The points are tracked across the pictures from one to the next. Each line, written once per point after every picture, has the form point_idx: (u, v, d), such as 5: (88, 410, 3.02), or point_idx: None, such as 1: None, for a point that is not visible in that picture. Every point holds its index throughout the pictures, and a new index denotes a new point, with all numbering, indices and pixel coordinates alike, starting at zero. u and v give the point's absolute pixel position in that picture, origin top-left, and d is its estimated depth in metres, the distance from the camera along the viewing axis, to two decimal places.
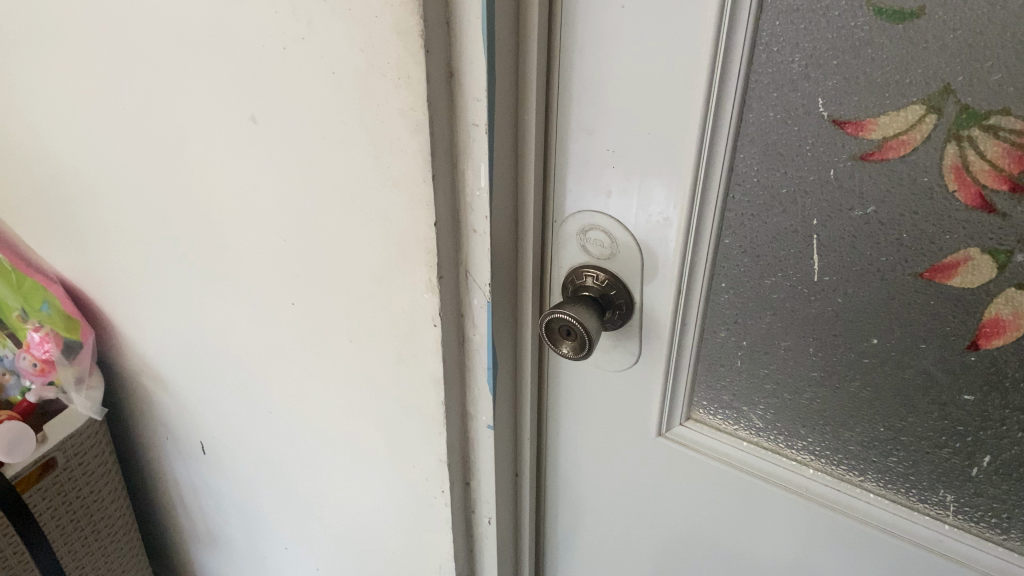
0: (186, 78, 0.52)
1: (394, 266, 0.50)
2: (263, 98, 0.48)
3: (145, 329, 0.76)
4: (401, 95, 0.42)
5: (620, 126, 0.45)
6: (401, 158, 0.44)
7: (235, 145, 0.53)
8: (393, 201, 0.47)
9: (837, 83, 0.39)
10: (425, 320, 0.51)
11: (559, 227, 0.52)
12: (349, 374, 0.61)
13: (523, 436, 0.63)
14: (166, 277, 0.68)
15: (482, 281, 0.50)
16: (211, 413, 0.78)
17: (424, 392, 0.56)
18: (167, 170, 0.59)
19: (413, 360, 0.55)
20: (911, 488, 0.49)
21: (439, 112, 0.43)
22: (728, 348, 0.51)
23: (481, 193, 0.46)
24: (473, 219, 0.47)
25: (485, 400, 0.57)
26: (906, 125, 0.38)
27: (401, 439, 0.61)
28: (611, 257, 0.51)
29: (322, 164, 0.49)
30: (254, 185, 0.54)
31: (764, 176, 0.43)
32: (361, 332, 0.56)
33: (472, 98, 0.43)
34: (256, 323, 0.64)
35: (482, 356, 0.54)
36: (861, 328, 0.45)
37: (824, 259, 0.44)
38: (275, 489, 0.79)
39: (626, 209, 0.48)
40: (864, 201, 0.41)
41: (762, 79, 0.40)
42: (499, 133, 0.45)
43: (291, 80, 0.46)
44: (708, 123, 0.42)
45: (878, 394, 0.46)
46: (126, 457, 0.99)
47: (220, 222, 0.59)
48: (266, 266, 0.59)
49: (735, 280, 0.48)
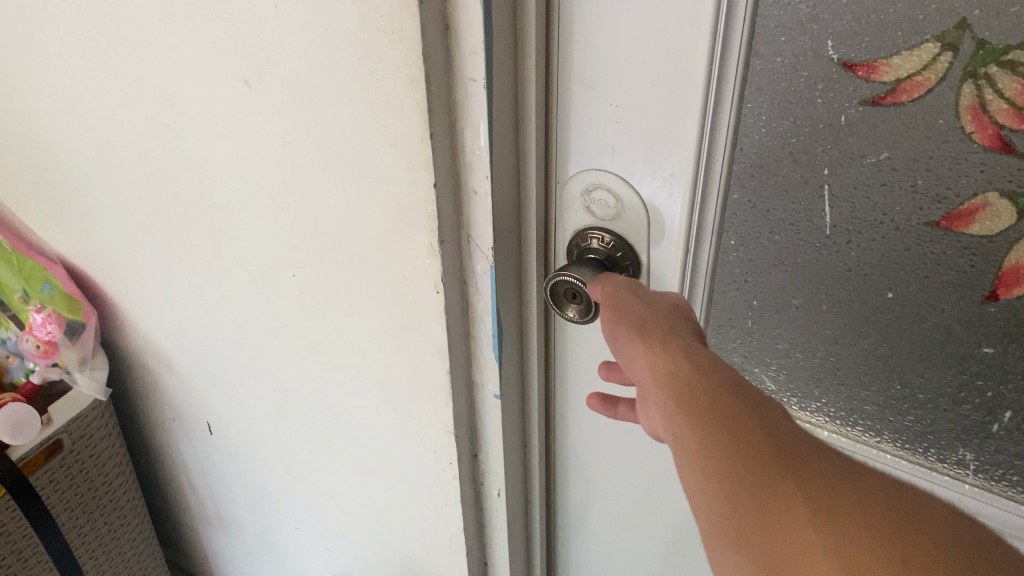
0: (178, 45, 0.51)
1: (395, 232, 0.49)
2: (257, 63, 0.47)
3: (148, 310, 0.75)
4: (397, 50, 0.41)
5: (622, 80, 0.44)
6: (398, 118, 0.43)
7: (230, 114, 0.52)
8: (391, 164, 0.46)
9: (847, 25, 0.37)
10: (429, 287, 0.50)
11: (562, 188, 0.51)
12: (352, 347, 0.60)
13: (531, 406, 0.62)
14: (168, 256, 0.67)
15: (485, 245, 0.49)
16: (217, 393, 0.77)
17: (429, 361, 0.55)
18: (164, 143, 0.58)
19: (417, 330, 0.54)
20: (929, 447, 0.48)
21: (436, 67, 0.41)
22: (739, 308, 0.50)
23: (481, 152, 0.45)
24: (474, 180, 0.46)
25: (491, 368, 0.56)
26: (920, 66, 0.36)
27: (407, 412, 0.60)
28: (617, 218, 0.50)
29: (320, 128, 0.48)
30: (251, 154, 0.53)
31: (773, 125, 0.42)
32: (365, 302, 0.55)
33: (469, 52, 0.41)
34: (258, 299, 0.63)
35: (487, 323, 0.53)
36: (876, 281, 0.43)
37: (836, 209, 0.42)
38: (283, 469, 0.78)
39: (631, 166, 0.47)
40: (877, 147, 0.39)
41: (769, 23, 0.39)
42: (498, 89, 0.43)
43: (285, 41, 0.45)
44: (714, 71, 0.40)
45: (893, 350, 0.45)
46: (135, 441, 0.98)
47: (219, 194, 0.58)
48: (266, 240, 0.58)
49: (744, 237, 0.47)
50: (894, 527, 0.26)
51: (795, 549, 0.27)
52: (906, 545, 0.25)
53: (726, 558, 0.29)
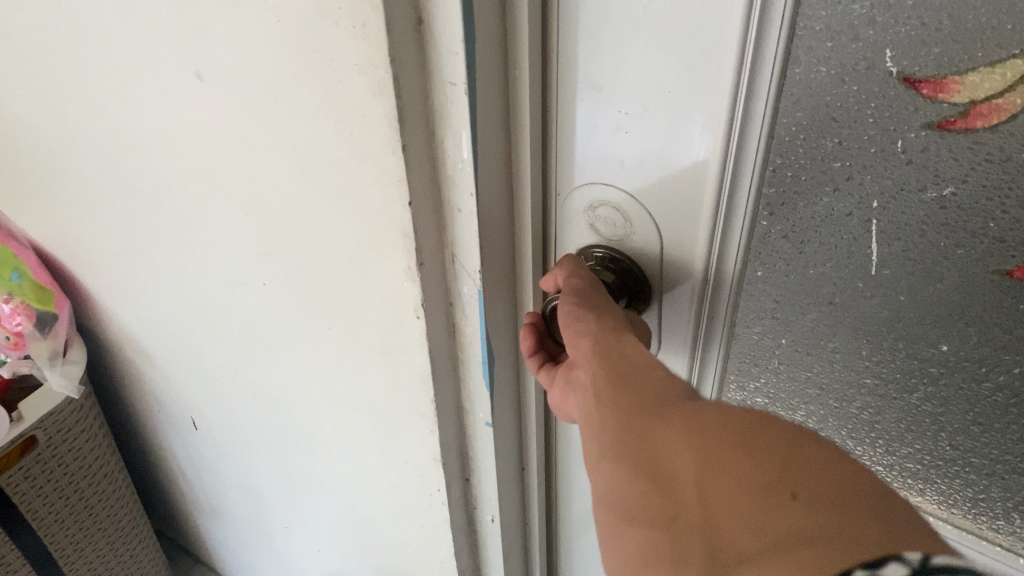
0: (124, 29, 0.44)
1: (368, 251, 0.43)
2: (209, 55, 0.40)
3: (123, 303, 0.70)
4: (359, 49, 0.34)
5: (631, 84, 0.36)
6: (364, 125, 0.37)
7: (185, 108, 0.45)
8: (361, 177, 0.39)
9: (912, 29, 0.29)
10: (409, 312, 0.44)
11: (563, 201, 0.43)
12: (331, 365, 0.54)
13: (528, 431, 0.56)
14: (137, 250, 0.62)
15: (472, 268, 0.42)
16: (200, 391, 0.72)
17: (412, 387, 0.49)
18: (123, 134, 0.52)
19: (397, 354, 0.48)
20: (979, 513, 0.42)
21: (407, 69, 0.35)
22: (764, 346, 0.43)
23: (464, 166, 0.38)
24: (458, 196, 0.40)
25: (482, 397, 0.50)
26: (1002, 86, 0.28)
27: (391, 434, 0.55)
28: (625, 239, 0.43)
29: (281, 131, 0.41)
30: (212, 154, 0.47)
31: (813, 146, 0.34)
32: (343, 319, 0.49)
33: (447, 51, 0.34)
34: (232, 303, 0.58)
35: (476, 349, 0.47)
36: (929, 331, 0.36)
37: (885, 248, 0.35)
38: (269, 470, 0.74)
39: (645, 182, 0.39)
40: (940, 181, 0.32)
41: (812, 25, 0.31)
42: (484, 95, 0.36)
43: (234, 32, 0.38)
44: (743, 82, 0.33)
45: (943, 408, 0.39)
46: (123, 427, 0.94)
47: (183, 194, 0.52)
48: (235, 245, 0.52)
49: (774, 270, 0.39)
50: (746, 420, 0.27)
51: (670, 456, 0.29)
52: (749, 426, 0.27)
53: (614, 483, 0.30)
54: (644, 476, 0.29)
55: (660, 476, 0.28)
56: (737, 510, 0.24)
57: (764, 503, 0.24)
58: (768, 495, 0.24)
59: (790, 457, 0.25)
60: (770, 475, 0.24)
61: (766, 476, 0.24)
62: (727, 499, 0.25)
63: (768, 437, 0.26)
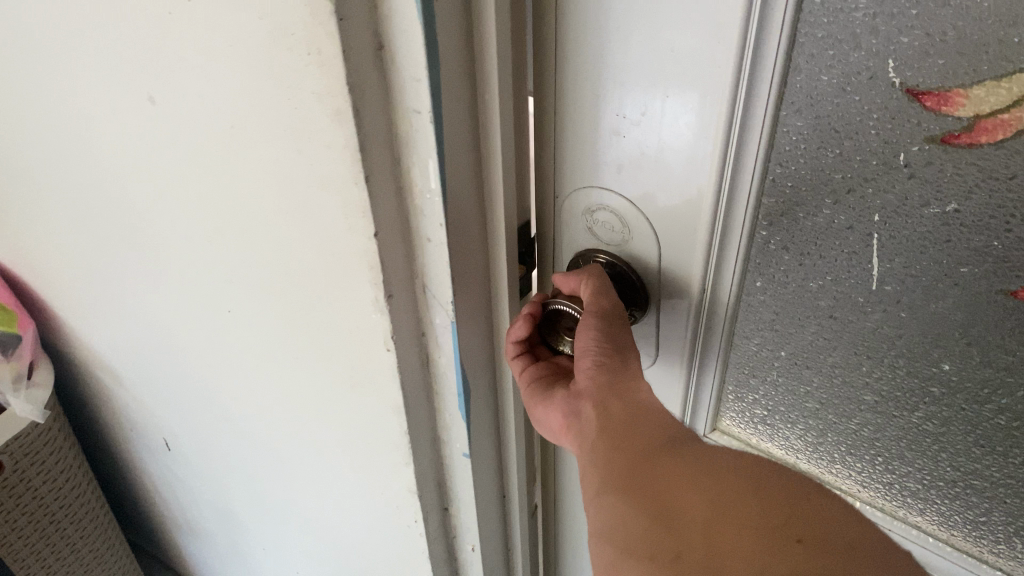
0: (81, 52, 0.42)
1: (334, 281, 0.41)
2: (165, 82, 0.39)
3: (90, 326, 0.68)
4: (316, 77, 0.32)
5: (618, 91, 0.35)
6: (325, 155, 0.35)
7: (144, 133, 0.44)
8: (325, 207, 0.37)
9: (916, 40, 0.27)
10: (378, 344, 0.42)
11: (561, 203, 0.41)
12: (302, 393, 0.52)
13: (508, 457, 0.54)
14: (103, 274, 0.60)
15: (444, 299, 0.41)
16: (172, 415, 0.70)
17: (384, 419, 0.47)
18: (83, 158, 0.50)
19: (368, 385, 0.46)
20: (981, 535, 0.40)
21: (369, 95, 0.33)
22: (763, 357, 0.41)
23: (432, 197, 0.36)
24: (427, 226, 0.38)
25: (458, 426, 0.48)
26: (1009, 100, 0.27)
27: (365, 465, 0.53)
28: (624, 245, 0.40)
29: (240, 157, 0.39)
30: (172, 181, 0.45)
31: (813, 156, 0.32)
32: (313, 348, 0.47)
33: (410, 78, 0.33)
34: (201, 329, 0.56)
35: (452, 380, 0.45)
36: (931, 350, 0.35)
37: (886, 263, 0.33)
38: (244, 495, 0.71)
39: (643, 188, 0.37)
40: (943, 196, 0.30)
41: (814, 32, 0.29)
42: (451, 121, 0.35)
43: (190, 58, 0.36)
44: (740, 96, 0.31)
45: (945, 428, 0.37)
46: (97, 449, 0.92)
47: (146, 220, 0.50)
48: (200, 272, 0.50)
49: (773, 282, 0.37)
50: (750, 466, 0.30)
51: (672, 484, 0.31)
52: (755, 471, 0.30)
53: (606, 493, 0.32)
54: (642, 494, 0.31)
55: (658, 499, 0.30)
56: (744, 549, 0.27)
57: (771, 546, 0.27)
58: (775, 540, 0.27)
59: (793, 506, 0.28)
60: (776, 523, 0.27)
61: (773, 522, 0.27)
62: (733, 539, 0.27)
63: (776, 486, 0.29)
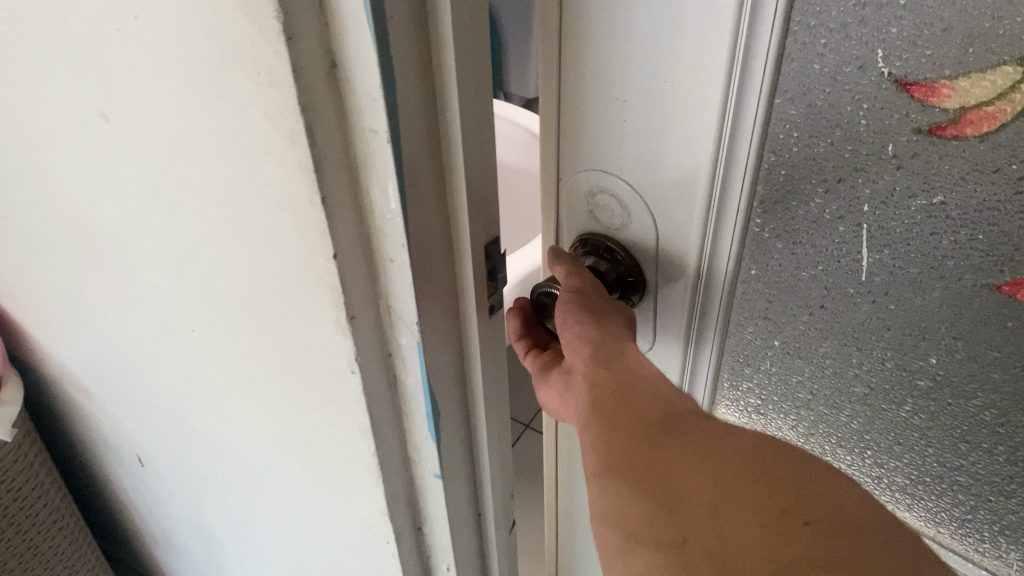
0: (38, 64, 0.41)
1: (294, 306, 0.40)
2: (119, 96, 0.38)
3: (61, 338, 0.67)
4: (261, 96, 0.30)
5: (608, 84, 0.35)
6: (280, 176, 0.33)
7: (103, 148, 0.43)
8: (282, 230, 0.36)
9: (905, 30, 0.28)
10: (342, 367, 0.41)
11: (566, 182, 0.40)
12: (269, 412, 0.51)
13: (482, 476, 0.53)
14: (71, 287, 0.59)
15: (409, 320, 0.40)
16: (144, 430, 0.69)
17: (352, 440, 0.46)
18: (45, 170, 0.49)
19: (334, 406, 0.45)
20: (966, 533, 0.41)
21: (321, 113, 0.31)
22: (756, 347, 0.41)
23: (393, 218, 0.35)
24: (390, 248, 0.37)
25: (429, 448, 0.47)
26: (992, 93, 0.27)
27: (334, 484, 0.52)
28: (622, 230, 0.39)
29: (194, 172, 0.38)
30: (132, 196, 0.44)
31: (805, 146, 0.32)
32: (279, 365, 0.46)
33: (366, 97, 0.31)
34: (169, 345, 0.55)
35: (420, 402, 0.45)
36: (918, 344, 0.35)
37: (874, 254, 0.34)
38: (219, 512, 0.70)
39: (640, 176, 0.37)
40: (930, 187, 0.31)
41: (809, 20, 0.30)
42: (410, 143, 0.33)
43: (141, 76, 0.35)
44: (733, 91, 0.31)
45: (932, 423, 0.38)
46: (71, 464, 0.90)
47: (110, 234, 0.49)
48: (165, 287, 0.49)
49: (766, 273, 0.38)
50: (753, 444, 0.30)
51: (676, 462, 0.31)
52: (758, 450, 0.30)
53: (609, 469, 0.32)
54: (645, 469, 0.31)
55: (663, 476, 0.31)
56: (749, 527, 0.28)
57: (777, 525, 0.27)
58: (782, 518, 0.27)
59: (798, 483, 0.28)
60: (782, 502, 0.28)
61: (777, 500, 0.28)
62: (738, 517, 0.28)
63: (778, 464, 0.29)
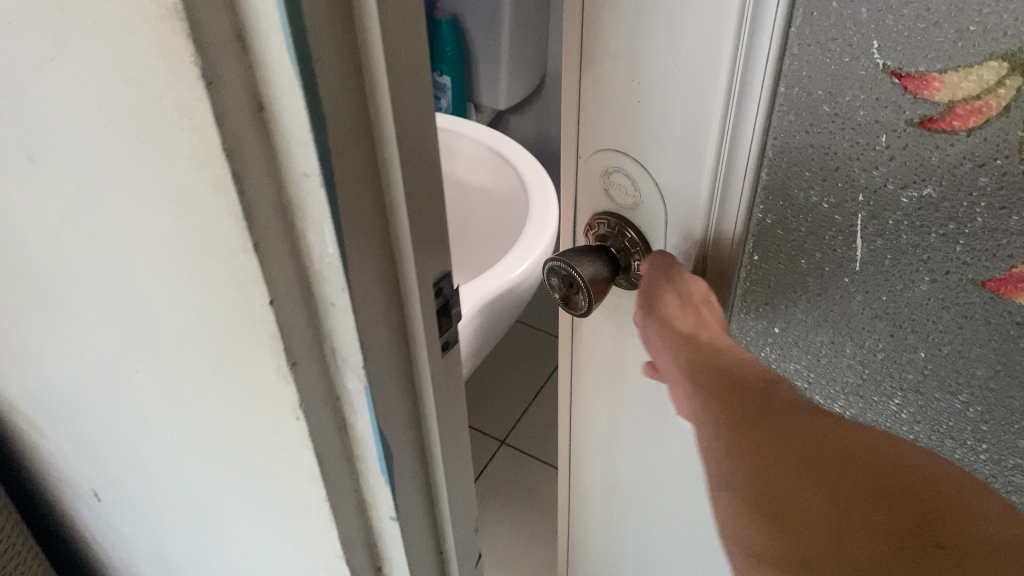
0: None
1: (233, 355, 0.38)
2: (39, 135, 0.35)
3: (9, 372, 0.64)
4: (185, 141, 0.28)
5: (625, 71, 0.37)
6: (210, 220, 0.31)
7: (25, 190, 0.40)
8: (214, 275, 0.33)
9: (902, 19, 0.29)
10: (286, 413, 0.39)
11: (585, 161, 0.42)
12: (218, 454, 0.49)
13: (442, 521, 0.51)
14: (13, 324, 0.56)
15: (354, 366, 0.38)
16: (99, 465, 0.66)
17: (303, 487, 0.44)
18: None
19: (282, 453, 0.43)
20: None
21: (248, 160, 0.29)
22: (754, 333, 0.42)
23: (331, 262, 0.33)
24: (329, 292, 0.34)
25: (382, 492, 0.45)
26: (979, 88, 0.29)
27: (288, 529, 0.49)
28: (635, 208, 0.41)
29: (122, 214, 0.35)
30: (59, 238, 0.41)
31: (805, 134, 0.34)
32: (221, 414, 0.44)
33: (294, 141, 0.29)
34: (114, 386, 0.52)
35: (371, 446, 0.42)
36: (905, 335, 0.37)
37: (868, 244, 0.35)
38: (181, 547, 0.68)
39: (655, 156, 0.38)
40: (920, 179, 0.32)
41: (813, 10, 0.31)
42: (346, 189, 0.31)
43: (61, 111, 0.32)
44: (735, 85, 0.33)
45: (917, 418, 0.39)
46: (29, 501, 0.87)
47: (42, 276, 0.46)
48: (103, 330, 0.46)
49: (767, 258, 0.39)
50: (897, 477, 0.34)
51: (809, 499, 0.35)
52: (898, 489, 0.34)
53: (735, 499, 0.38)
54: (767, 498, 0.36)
55: (784, 506, 0.36)
56: (864, 539, 0.34)
57: (906, 545, 0.33)
58: (913, 539, 0.33)
59: (934, 506, 0.33)
60: (911, 526, 0.33)
61: (906, 522, 0.33)
62: (858, 531, 0.34)
63: (902, 486, 0.34)
